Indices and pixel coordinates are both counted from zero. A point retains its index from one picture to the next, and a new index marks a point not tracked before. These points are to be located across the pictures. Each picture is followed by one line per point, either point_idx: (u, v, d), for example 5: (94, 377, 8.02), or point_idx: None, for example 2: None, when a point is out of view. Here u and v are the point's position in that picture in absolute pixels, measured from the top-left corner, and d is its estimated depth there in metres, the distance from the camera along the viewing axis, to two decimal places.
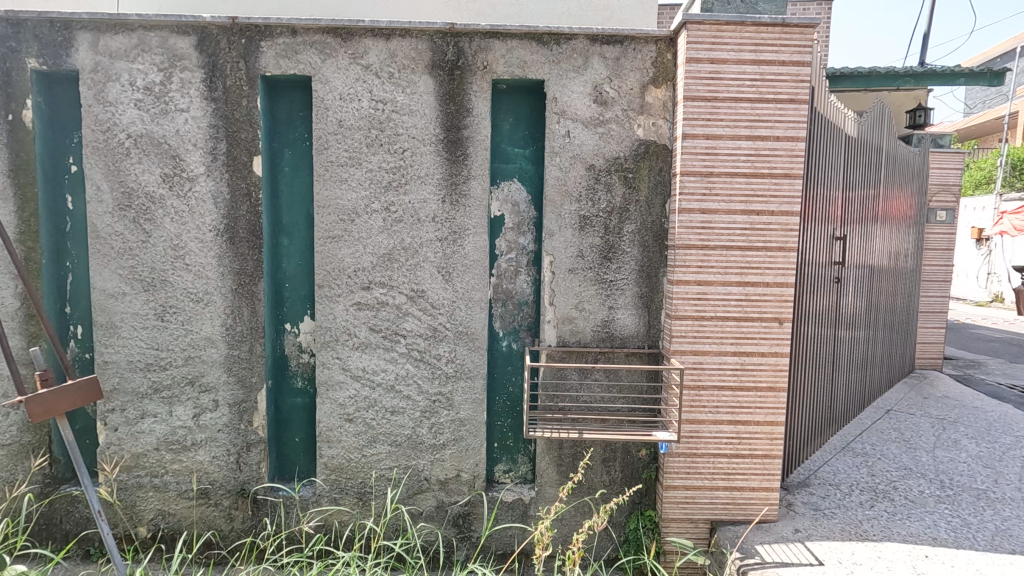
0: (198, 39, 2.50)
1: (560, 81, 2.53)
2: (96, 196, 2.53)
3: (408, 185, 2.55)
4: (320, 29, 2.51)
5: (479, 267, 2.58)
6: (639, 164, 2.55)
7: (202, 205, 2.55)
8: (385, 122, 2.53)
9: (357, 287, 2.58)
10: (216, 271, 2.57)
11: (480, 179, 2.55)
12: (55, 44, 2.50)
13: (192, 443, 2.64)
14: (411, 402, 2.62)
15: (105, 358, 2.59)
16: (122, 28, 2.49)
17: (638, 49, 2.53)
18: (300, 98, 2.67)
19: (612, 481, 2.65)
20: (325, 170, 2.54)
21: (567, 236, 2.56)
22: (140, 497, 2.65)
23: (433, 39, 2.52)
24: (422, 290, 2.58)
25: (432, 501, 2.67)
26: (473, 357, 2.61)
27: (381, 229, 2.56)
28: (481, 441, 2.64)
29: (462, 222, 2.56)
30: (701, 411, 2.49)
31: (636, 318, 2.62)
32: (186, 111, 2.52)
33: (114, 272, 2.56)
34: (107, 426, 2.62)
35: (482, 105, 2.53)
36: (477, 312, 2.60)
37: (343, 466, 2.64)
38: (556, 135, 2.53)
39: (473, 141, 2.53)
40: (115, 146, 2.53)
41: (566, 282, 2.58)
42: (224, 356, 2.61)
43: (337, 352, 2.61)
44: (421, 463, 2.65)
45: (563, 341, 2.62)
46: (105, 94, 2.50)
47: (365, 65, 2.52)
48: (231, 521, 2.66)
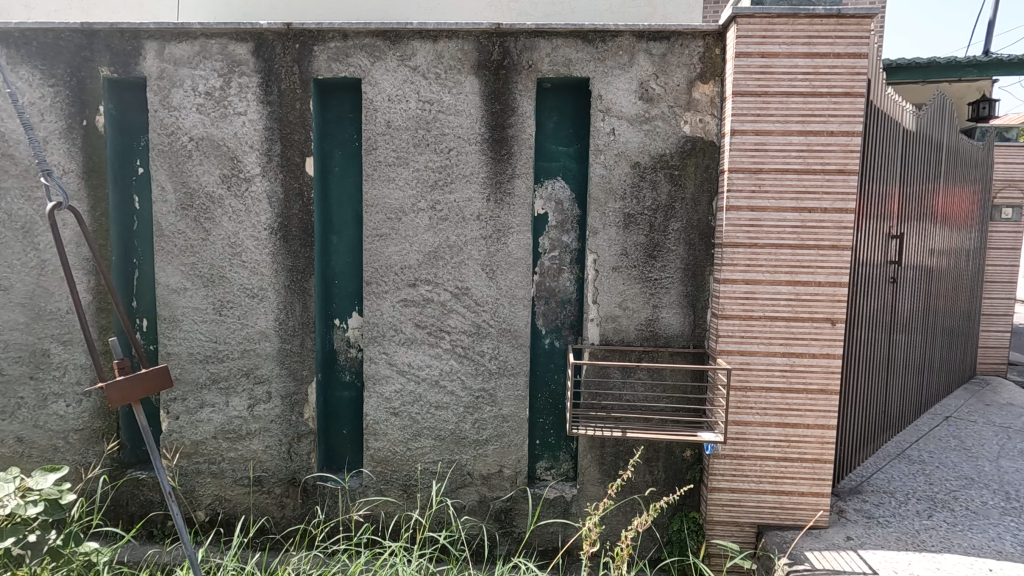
0: (255, 45, 2.61)
1: (605, 78, 2.52)
2: (162, 197, 2.67)
3: (454, 184, 2.59)
4: (369, 33, 2.58)
5: (523, 265, 2.60)
6: (686, 161, 2.52)
7: (257, 204, 2.66)
8: (431, 122, 2.58)
9: (404, 285, 2.64)
10: (270, 268, 2.68)
11: (525, 178, 2.56)
12: (124, 53, 2.65)
13: (247, 433, 2.75)
14: (455, 397, 2.67)
15: (169, 349, 2.74)
16: (185, 36, 2.62)
17: (685, 45, 2.50)
18: (350, 99, 2.75)
19: (656, 481, 2.62)
20: (374, 170, 2.61)
21: (611, 234, 2.55)
22: (199, 484, 2.78)
23: (479, 40, 2.55)
24: (467, 287, 2.62)
25: (474, 496, 2.70)
26: (516, 354, 2.63)
27: (427, 227, 2.62)
28: (523, 438, 2.66)
29: (506, 220, 2.59)
30: (747, 413, 2.45)
31: (680, 317, 2.58)
32: (243, 114, 2.64)
33: (176, 269, 2.69)
34: (169, 414, 2.76)
35: (527, 104, 2.54)
36: (521, 310, 2.62)
37: (389, 459, 2.71)
38: (601, 133, 2.53)
39: (519, 139, 2.55)
40: (178, 148, 2.66)
41: (610, 281, 2.57)
42: (277, 350, 2.71)
43: (384, 347, 2.68)
44: (464, 457, 2.69)
45: (606, 339, 2.61)
46: (170, 99, 2.64)
47: (413, 66, 2.57)
48: (283, 508, 2.77)
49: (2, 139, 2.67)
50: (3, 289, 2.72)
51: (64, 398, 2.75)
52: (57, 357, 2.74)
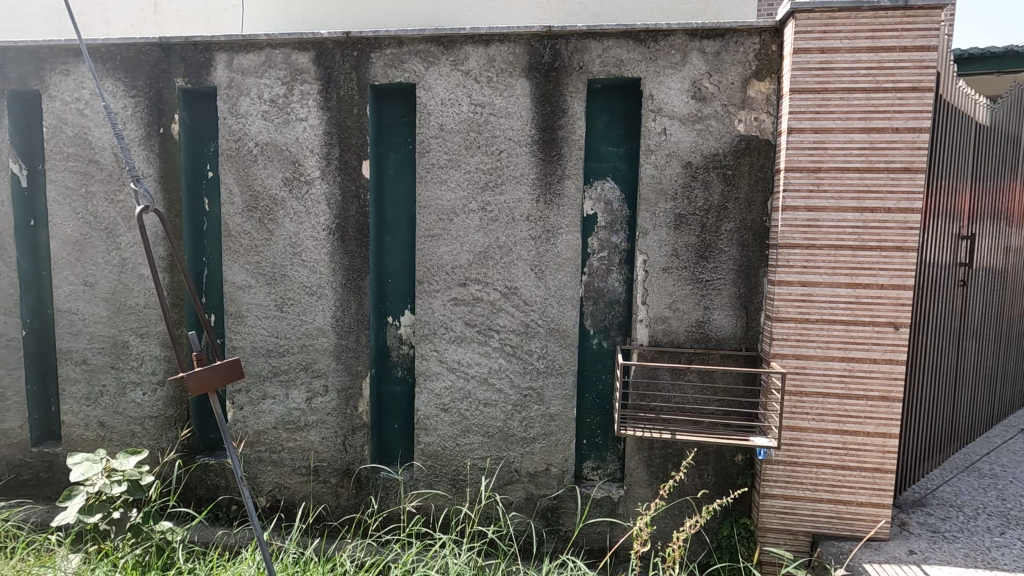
0: (316, 54, 2.73)
1: (657, 78, 2.51)
2: (230, 199, 2.84)
3: (504, 185, 2.63)
4: (424, 39, 2.65)
5: (572, 266, 2.61)
6: (739, 160, 2.48)
7: (317, 206, 2.78)
8: (482, 125, 2.63)
9: (455, 284, 2.71)
10: (328, 267, 2.79)
11: (575, 178, 2.58)
12: (197, 64, 2.83)
13: (305, 424, 2.88)
14: (504, 395, 2.71)
15: (234, 343, 2.90)
16: (252, 47, 2.77)
17: (740, 42, 2.45)
18: (404, 104, 2.84)
19: (705, 485, 2.59)
20: (427, 172, 2.68)
21: (661, 235, 2.54)
22: (261, 471, 2.94)
23: (530, 42, 2.58)
24: (516, 287, 2.66)
25: (522, 492, 2.74)
26: (564, 354, 2.65)
27: (477, 227, 2.67)
28: (570, 437, 2.68)
29: (555, 221, 2.61)
30: (803, 418, 2.38)
31: (732, 319, 2.54)
32: (305, 120, 2.76)
33: (242, 267, 2.85)
34: (235, 405, 2.93)
35: (577, 105, 2.56)
36: (569, 310, 2.64)
37: (438, 453, 2.79)
38: (652, 133, 2.52)
39: (569, 141, 2.57)
40: (245, 153, 2.81)
41: (660, 282, 2.56)
42: (334, 345, 2.83)
43: (435, 344, 2.75)
44: (512, 454, 2.73)
45: (655, 340, 2.60)
46: (238, 107, 2.80)
47: (465, 70, 2.63)
48: (338, 498, 2.89)
49: (90, 146, 2.90)
50: (89, 285, 2.95)
51: (141, 387, 2.95)
52: (136, 349, 2.95)
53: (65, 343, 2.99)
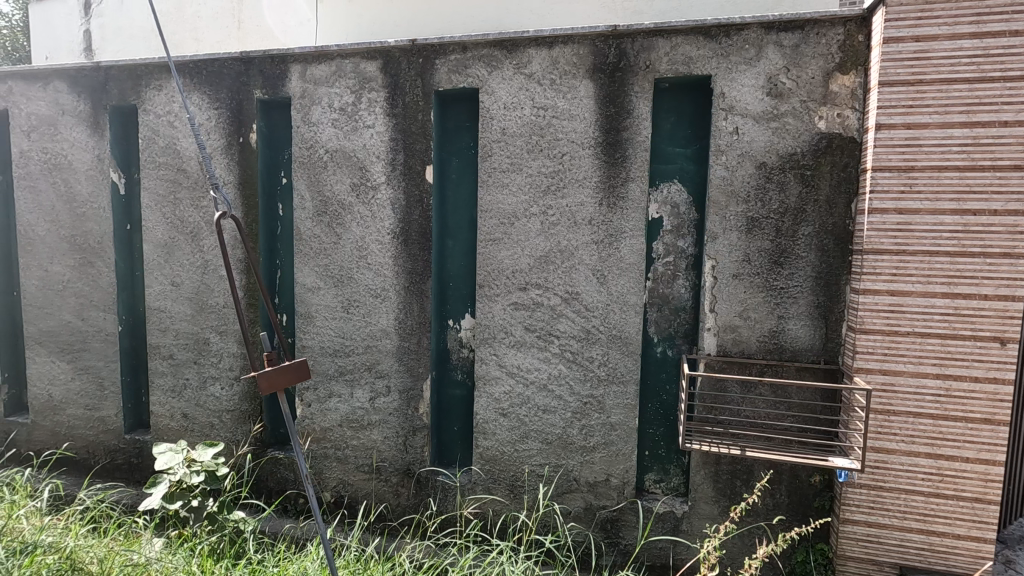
0: (383, 62, 2.80)
1: (729, 75, 2.38)
2: (301, 205, 2.96)
3: (567, 189, 2.59)
4: (488, 43, 2.66)
5: (636, 271, 2.53)
6: (820, 159, 2.31)
7: (382, 210, 2.85)
8: (545, 128, 2.60)
9: (515, 288, 2.69)
10: (392, 270, 2.85)
11: (640, 181, 2.50)
12: (274, 76, 2.97)
13: (368, 423, 2.96)
14: (563, 402, 2.66)
15: (304, 343, 3.02)
16: (324, 58, 2.87)
17: (821, 33, 2.29)
18: (467, 109, 2.86)
19: (777, 506, 2.44)
20: (489, 176, 2.69)
21: (732, 239, 2.41)
22: (327, 467, 3.04)
23: (595, 43, 2.53)
24: (577, 292, 2.61)
25: (580, 502, 2.68)
26: (625, 362, 2.57)
27: (539, 231, 2.64)
28: (631, 448, 2.59)
29: (619, 225, 2.54)
30: (890, 439, 2.19)
31: (810, 330, 2.37)
32: (372, 127, 2.83)
33: (312, 270, 2.96)
34: (303, 401, 3.04)
35: (643, 105, 2.48)
36: (632, 317, 2.55)
37: (497, 458, 2.78)
38: (722, 133, 2.40)
39: (634, 142, 2.50)
40: (316, 160, 2.92)
41: (730, 289, 2.43)
42: (396, 347, 2.88)
43: (495, 349, 2.74)
44: (571, 463, 2.67)
45: (724, 350, 2.47)
46: (310, 116, 2.92)
47: (528, 74, 2.61)
48: (398, 497, 2.93)
49: (178, 156, 3.11)
50: (176, 285, 3.16)
51: (220, 381, 3.13)
52: (215, 345, 3.13)
53: (155, 338, 3.22)
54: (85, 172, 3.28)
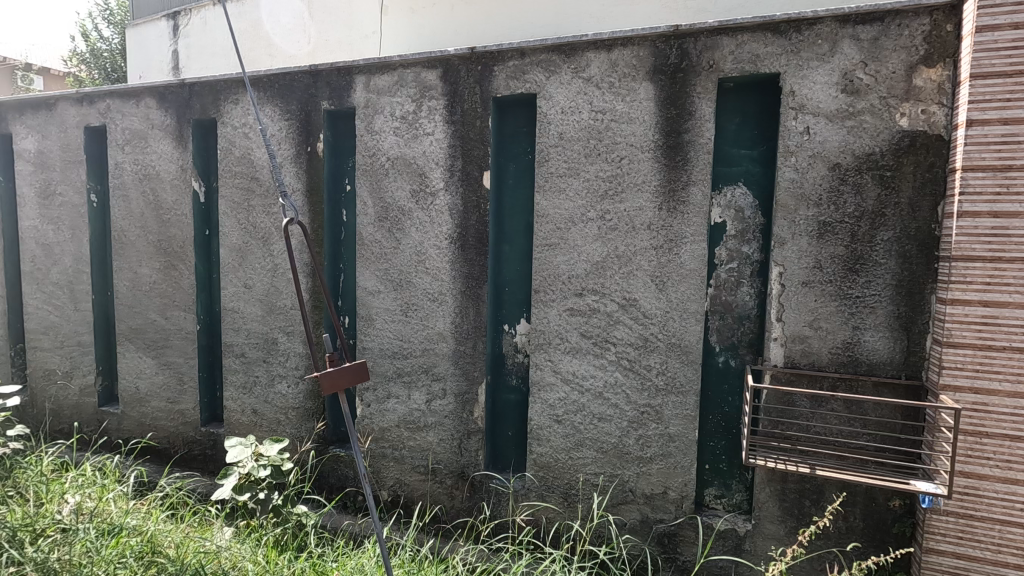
0: (443, 70, 2.85)
1: (800, 72, 2.27)
2: (364, 211, 3.06)
3: (625, 193, 2.54)
4: (546, 48, 2.66)
5: (697, 277, 2.45)
6: (901, 159, 2.15)
7: (440, 216, 2.89)
8: (603, 131, 2.56)
9: (571, 294, 2.66)
10: (450, 275, 2.89)
11: (701, 185, 2.42)
12: (340, 88, 3.09)
13: (424, 424, 3.01)
14: (619, 411, 2.60)
15: (365, 344, 3.12)
16: (387, 68, 2.96)
17: (904, 24, 2.13)
18: (525, 114, 2.86)
19: (851, 530, 2.28)
20: (546, 181, 2.68)
21: (802, 244, 2.29)
22: (384, 466, 3.11)
23: (655, 44, 2.47)
24: (634, 298, 2.55)
25: (636, 514, 2.61)
26: (685, 371, 2.49)
27: (596, 236, 2.60)
28: (691, 461, 2.50)
29: (679, 230, 2.46)
30: (982, 464, 2.00)
31: (889, 342, 2.21)
32: (431, 134, 2.89)
33: (373, 273, 3.06)
34: (363, 401, 3.14)
35: (706, 106, 2.40)
36: (692, 324, 2.47)
37: (551, 465, 2.75)
38: (792, 133, 2.29)
39: (696, 145, 2.42)
40: (378, 167, 3.02)
41: (799, 297, 2.31)
42: (453, 350, 2.92)
43: (550, 354, 2.73)
44: (627, 473, 2.61)
45: (792, 362, 2.34)
46: (373, 125, 3.02)
47: (587, 77, 2.58)
48: (453, 499, 2.96)
49: (252, 165, 3.29)
50: (249, 287, 3.34)
51: (286, 380, 3.28)
52: (283, 345, 3.28)
53: (229, 337, 3.42)
54: (171, 182, 3.53)
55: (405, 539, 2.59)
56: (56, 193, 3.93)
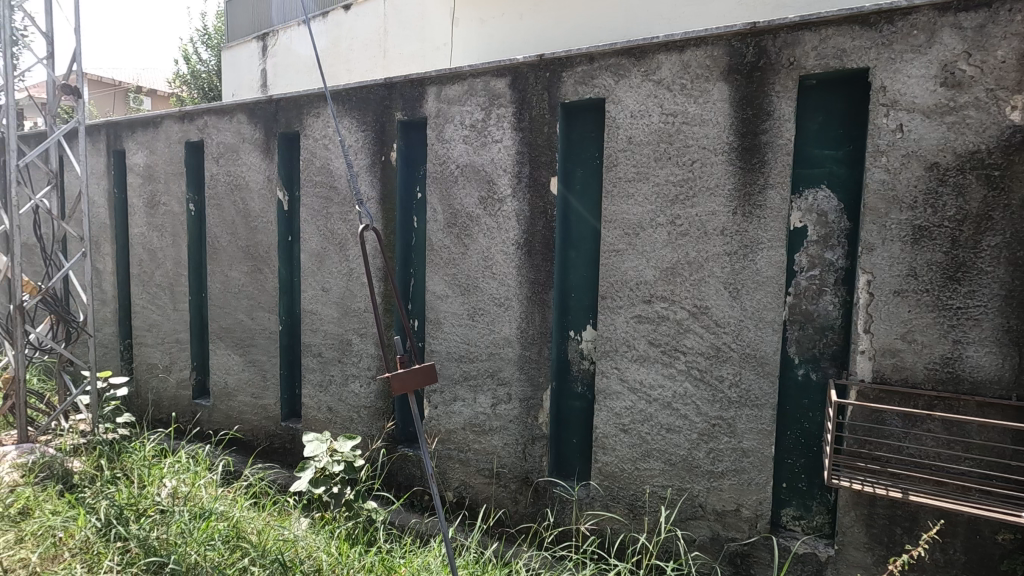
0: (512, 78, 2.89)
1: (892, 66, 2.11)
2: (434, 217, 3.15)
3: (696, 197, 2.47)
4: (615, 52, 2.63)
5: (774, 285, 2.33)
6: (1012, 157, 1.95)
7: (508, 222, 2.93)
8: (674, 134, 2.50)
9: (638, 301, 2.61)
10: (516, 280, 2.92)
11: (780, 187, 2.30)
12: (413, 99, 3.20)
13: (489, 428, 3.04)
14: (689, 422, 2.51)
15: (433, 347, 3.20)
16: (457, 78, 3.04)
17: (1016, 8, 1.93)
18: (593, 119, 2.84)
19: (950, 564, 2.08)
20: (614, 187, 2.65)
21: (893, 251, 2.13)
22: (450, 467, 3.18)
23: (731, 43, 2.38)
24: (706, 306, 2.46)
25: (707, 531, 2.50)
26: (761, 383, 2.37)
27: (665, 242, 2.54)
28: (766, 478, 2.37)
29: (755, 235, 2.36)
30: None
31: (996, 358, 2.01)
32: (500, 141, 2.93)
33: (442, 278, 3.13)
34: (431, 403, 3.22)
35: (785, 105, 2.29)
36: (769, 334, 2.35)
37: (616, 475, 2.70)
38: (882, 131, 2.14)
39: (774, 146, 2.31)
40: (448, 175, 3.09)
41: (890, 307, 2.14)
42: (518, 355, 2.94)
43: (616, 362, 2.69)
44: (696, 488, 2.51)
45: (881, 377, 2.17)
46: (443, 134, 3.10)
47: (657, 80, 2.53)
48: (517, 504, 2.97)
49: (331, 175, 3.46)
50: (326, 290, 3.52)
51: (359, 380, 3.41)
52: (356, 346, 3.42)
53: (308, 337, 3.61)
54: (258, 191, 3.79)
55: (471, 540, 2.62)
56: (161, 203, 4.31)
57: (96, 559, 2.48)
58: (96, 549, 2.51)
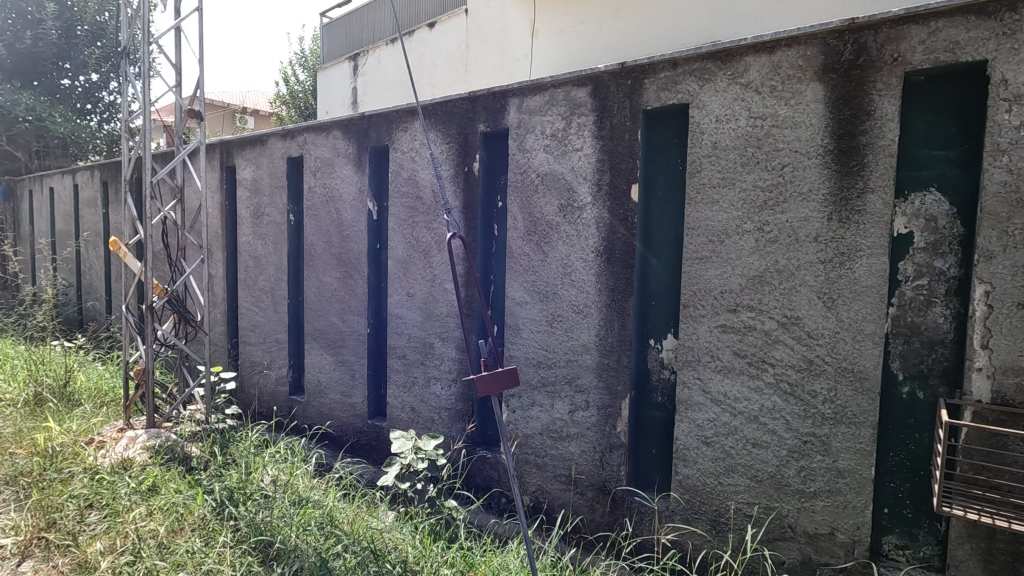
0: (593, 87, 2.91)
1: (1015, 57, 1.93)
2: (514, 225, 3.22)
3: (786, 203, 2.37)
4: (701, 57, 2.59)
5: (875, 295, 2.19)
6: None
7: (588, 229, 2.94)
8: (763, 138, 2.42)
9: (723, 310, 2.54)
10: (595, 287, 2.92)
11: (881, 191, 2.17)
12: (495, 110, 3.30)
13: (567, 435, 3.05)
14: (778, 438, 2.40)
15: (512, 352, 3.26)
16: (539, 89, 3.10)
17: None
18: (676, 125, 2.80)
19: None
20: (698, 193, 2.60)
21: (1017, 259, 1.94)
22: (527, 472, 3.22)
23: (826, 41, 2.28)
24: (797, 317, 2.35)
25: (797, 554, 2.37)
26: (859, 400, 2.22)
27: (753, 250, 2.45)
28: (865, 502, 2.22)
29: (853, 242, 2.23)
30: None
31: None
32: (580, 150, 2.96)
33: (521, 285, 3.20)
34: (510, 407, 3.28)
35: (888, 105, 2.15)
36: (869, 348, 2.20)
37: (698, 489, 2.62)
38: (1003, 129, 1.96)
39: (875, 147, 2.18)
40: (529, 184, 3.16)
41: (1012, 320, 1.95)
42: (596, 363, 2.94)
43: (698, 372, 2.62)
44: (785, 508, 2.39)
45: (1002, 398, 1.98)
46: (524, 144, 3.18)
47: (745, 83, 2.46)
48: (594, 512, 2.96)
49: (417, 185, 3.64)
50: (411, 295, 3.69)
51: (440, 382, 3.55)
52: (438, 350, 3.55)
53: (394, 340, 3.80)
54: (351, 202, 4.05)
55: (550, 544, 2.64)
56: (266, 214, 4.71)
57: (212, 534, 2.77)
58: (213, 525, 2.81)
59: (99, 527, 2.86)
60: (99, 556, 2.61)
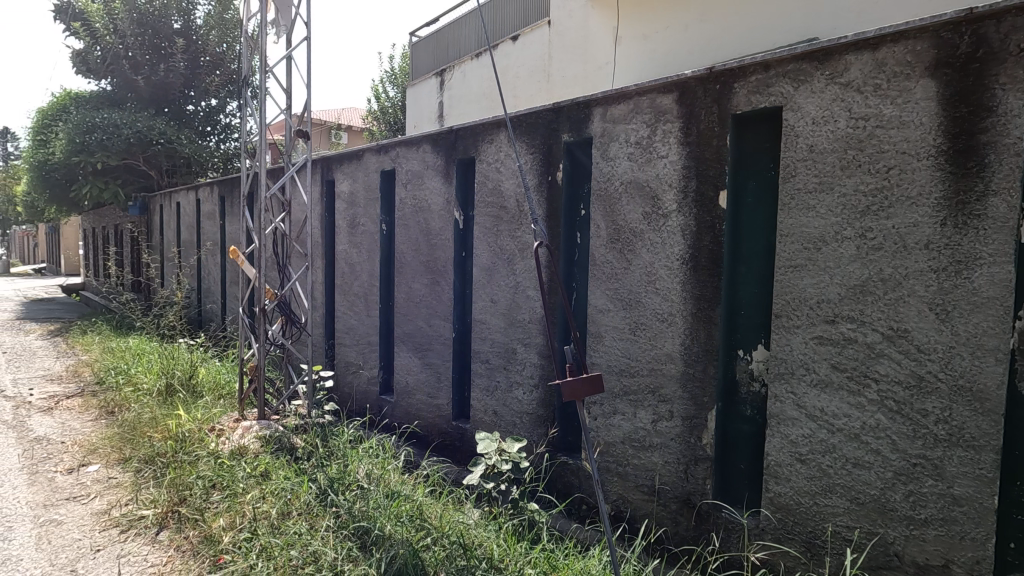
0: (679, 93, 2.88)
1: None
2: (597, 233, 3.24)
3: (892, 208, 2.22)
4: (795, 57, 2.49)
5: (998, 307, 2.00)
6: None
7: (673, 237, 2.91)
8: (865, 140, 2.29)
9: (820, 321, 2.42)
10: (680, 296, 2.88)
11: (1005, 194, 1.99)
12: (579, 120, 3.35)
13: (650, 444, 3.02)
14: (882, 459, 2.25)
15: (594, 359, 3.28)
16: (623, 98, 3.11)
17: None
18: (768, 128, 2.70)
19: None
20: (792, 199, 2.50)
21: None
22: (609, 480, 3.21)
23: (939, 34, 2.12)
24: (905, 329, 2.20)
25: None
26: (978, 421, 2.04)
27: (853, 257, 2.32)
28: (986, 534, 2.02)
29: (971, 250, 2.06)
30: None
31: None
32: (665, 157, 2.94)
33: (603, 292, 3.21)
34: (592, 415, 3.29)
35: (1013, 99, 1.97)
36: (991, 365, 2.02)
37: (791, 508, 2.51)
38: None
39: (997, 147, 2.00)
40: (612, 192, 3.18)
41: None
42: (681, 372, 2.88)
43: (792, 386, 2.51)
44: (891, 534, 2.23)
45: None
46: (608, 152, 3.20)
47: (845, 82, 2.34)
48: (678, 525, 2.91)
49: (502, 195, 3.76)
50: (495, 301, 3.80)
51: (523, 387, 3.62)
52: (520, 355, 3.64)
53: (477, 345, 3.93)
54: (439, 212, 4.25)
55: (633, 553, 2.64)
56: (361, 224, 5.04)
57: (316, 518, 3.02)
58: (317, 510, 3.07)
59: (221, 505, 3.22)
60: (221, 531, 2.97)
